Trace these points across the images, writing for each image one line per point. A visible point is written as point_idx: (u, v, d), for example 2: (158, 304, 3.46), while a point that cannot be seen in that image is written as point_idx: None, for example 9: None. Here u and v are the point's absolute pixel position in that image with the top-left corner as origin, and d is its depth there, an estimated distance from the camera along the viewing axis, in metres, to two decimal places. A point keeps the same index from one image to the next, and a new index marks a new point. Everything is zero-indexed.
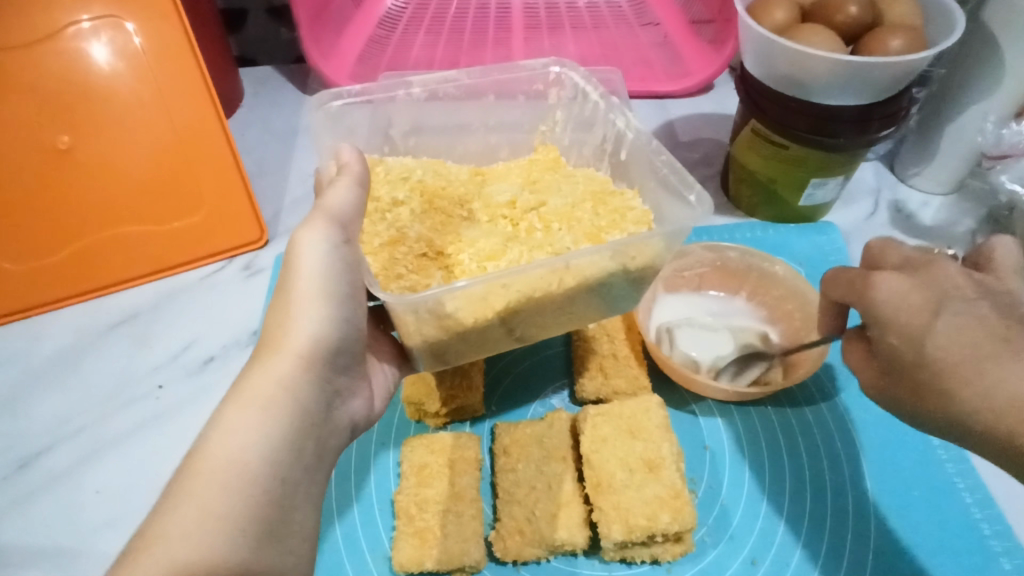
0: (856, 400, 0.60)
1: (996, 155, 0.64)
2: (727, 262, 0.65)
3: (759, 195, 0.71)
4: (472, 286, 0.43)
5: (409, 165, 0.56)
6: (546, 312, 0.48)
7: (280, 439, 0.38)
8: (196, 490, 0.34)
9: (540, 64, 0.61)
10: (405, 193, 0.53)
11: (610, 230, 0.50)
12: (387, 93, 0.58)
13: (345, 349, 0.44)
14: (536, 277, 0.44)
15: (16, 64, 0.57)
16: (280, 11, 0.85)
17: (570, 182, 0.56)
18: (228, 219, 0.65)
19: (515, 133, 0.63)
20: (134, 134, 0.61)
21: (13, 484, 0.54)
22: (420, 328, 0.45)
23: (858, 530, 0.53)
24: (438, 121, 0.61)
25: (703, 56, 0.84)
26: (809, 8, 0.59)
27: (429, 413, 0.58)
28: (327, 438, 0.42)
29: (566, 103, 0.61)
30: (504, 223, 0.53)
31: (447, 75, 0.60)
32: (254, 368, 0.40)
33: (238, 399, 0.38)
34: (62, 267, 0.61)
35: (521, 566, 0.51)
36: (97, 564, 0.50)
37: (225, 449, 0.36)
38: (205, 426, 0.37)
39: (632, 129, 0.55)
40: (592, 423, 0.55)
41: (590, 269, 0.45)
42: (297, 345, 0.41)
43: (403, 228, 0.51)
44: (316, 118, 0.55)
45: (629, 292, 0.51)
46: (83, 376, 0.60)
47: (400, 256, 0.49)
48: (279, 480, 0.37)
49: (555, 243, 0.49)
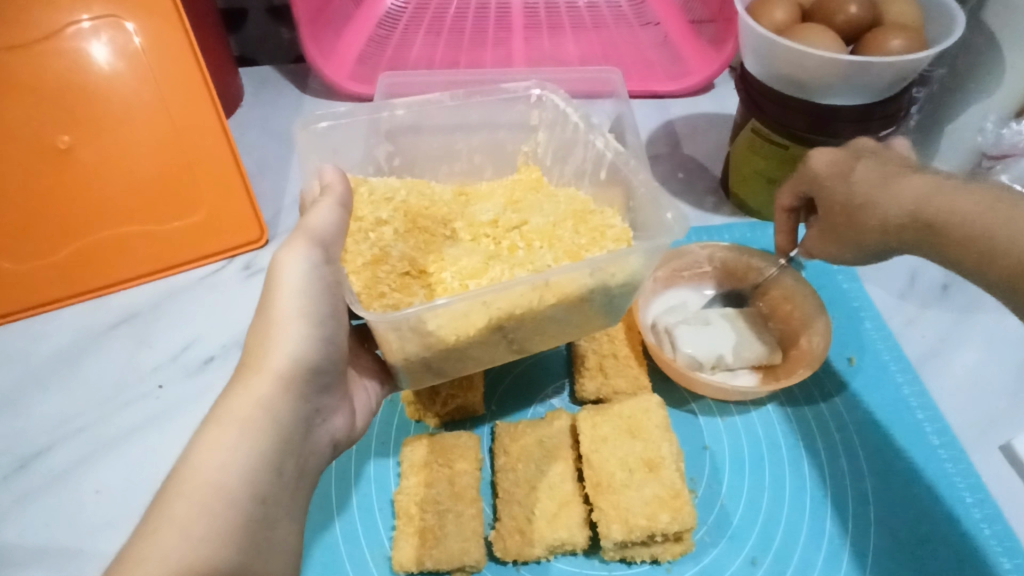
0: (857, 399, 0.60)
1: (996, 155, 0.65)
2: (726, 259, 0.65)
3: (760, 195, 0.70)
4: (454, 304, 0.42)
5: (392, 186, 0.56)
6: (531, 328, 0.48)
7: (258, 459, 0.37)
8: (177, 510, 0.33)
9: (521, 87, 0.60)
10: (389, 212, 0.53)
11: (589, 248, 0.50)
12: (373, 114, 0.58)
13: (326, 368, 0.44)
14: (517, 295, 0.44)
15: (16, 65, 0.56)
16: (280, 11, 0.85)
17: (552, 202, 0.56)
18: (228, 219, 0.65)
19: (498, 153, 0.63)
20: (134, 135, 0.61)
21: (14, 484, 0.54)
22: (403, 345, 0.45)
23: (858, 529, 0.53)
24: (426, 132, 0.61)
25: (702, 55, 0.84)
26: (808, 8, 0.59)
27: (430, 411, 0.58)
28: (306, 457, 0.42)
29: (548, 125, 0.61)
30: (487, 241, 0.53)
31: (430, 98, 0.59)
32: (233, 389, 0.40)
33: (216, 421, 0.38)
34: (62, 267, 0.61)
35: (521, 566, 0.52)
36: (96, 564, 0.50)
37: (201, 470, 0.35)
38: (188, 446, 0.37)
39: (611, 149, 0.56)
40: (592, 423, 0.55)
41: (569, 286, 0.45)
42: (277, 365, 0.41)
43: (387, 247, 0.51)
44: (300, 140, 0.55)
45: (614, 306, 0.51)
46: (84, 376, 0.60)
47: (383, 275, 0.49)
48: (258, 496, 0.37)
49: (535, 261, 0.50)
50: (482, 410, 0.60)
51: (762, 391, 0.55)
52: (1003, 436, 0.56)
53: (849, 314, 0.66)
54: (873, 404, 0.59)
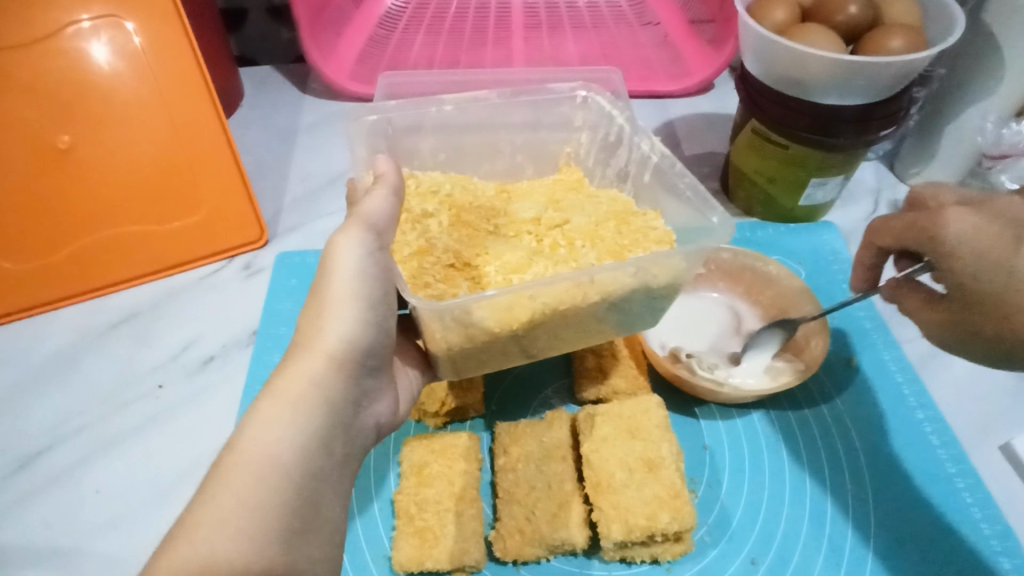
0: (856, 397, 0.60)
1: (996, 155, 0.64)
2: (720, 264, 0.65)
3: (759, 196, 0.71)
4: (500, 295, 0.43)
5: (437, 180, 0.56)
6: (567, 326, 0.48)
7: (310, 435, 0.37)
8: (231, 482, 0.33)
9: (567, 88, 0.61)
10: (435, 206, 0.53)
11: (633, 248, 0.50)
12: (421, 110, 0.58)
13: (376, 351, 0.44)
14: (561, 290, 0.44)
15: (16, 64, 0.56)
16: (280, 11, 0.85)
17: (593, 203, 0.56)
18: (229, 220, 0.66)
19: (541, 154, 0.63)
20: (134, 135, 0.60)
21: (12, 484, 0.54)
22: (446, 335, 0.45)
23: (858, 525, 0.53)
24: (466, 132, 0.61)
25: (701, 55, 0.84)
26: (808, 8, 0.59)
27: (430, 413, 0.58)
28: (352, 441, 0.41)
29: (592, 126, 0.62)
30: (529, 238, 0.52)
31: (478, 95, 0.60)
32: (285, 368, 0.40)
33: (271, 395, 0.38)
34: (63, 266, 0.61)
35: (521, 566, 0.52)
36: (95, 565, 0.50)
37: (257, 442, 0.35)
38: (241, 420, 0.37)
39: (657, 152, 0.55)
40: (591, 423, 0.55)
41: (614, 285, 0.45)
42: (329, 345, 0.41)
43: (432, 238, 0.51)
44: (352, 131, 0.55)
45: (650, 309, 0.50)
46: (83, 376, 0.60)
47: (428, 266, 0.49)
48: (310, 472, 0.36)
49: (579, 259, 0.49)
50: (480, 411, 0.60)
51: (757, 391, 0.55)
52: (1003, 436, 0.56)
53: (849, 314, 0.66)
54: (874, 404, 0.60)
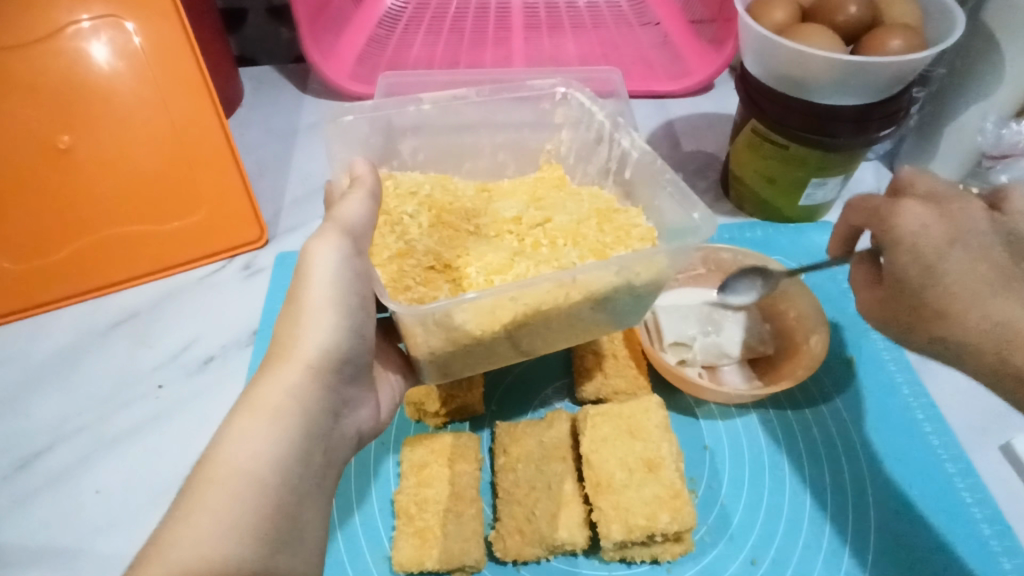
0: (856, 399, 0.60)
1: (996, 155, 0.64)
2: (721, 263, 0.65)
3: (758, 197, 0.71)
4: (482, 298, 0.42)
5: (417, 180, 0.56)
6: (552, 326, 0.48)
7: (288, 446, 0.37)
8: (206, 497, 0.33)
9: (548, 84, 0.60)
10: (414, 207, 0.53)
11: (615, 246, 0.50)
12: (400, 108, 0.58)
13: (352, 359, 0.44)
14: (543, 291, 0.44)
15: (16, 64, 0.56)
16: (280, 12, 0.85)
17: (575, 200, 0.56)
18: (228, 220, 0.66)
19: (522, 150, 0.63)
20: (133, 135, 0.60)
21: (13, 484, 0.54)
22: (428, 339, 0.45)
23: (859, 529, 0.53)
24: (461, 131, 0.61)
25: (702, 56, 0.84)
26: (809, 8, 0.59)
27: (430, 413, 0.58)
28: (332, 449, 0.41)
29: (573, 124, 0.61)
30: (511, 238, 0.53)
31: (456, 94, 0.60)
32: (261, 378, 0.40)
33: (248, 406, 0.38)
34: (62, 266, 0.61)
35: (521, 566, 0.52)
36: (96, 564, 0.50)
37: (232, 455, 0.35)
38: (215, 434, 0.37)
39: (637, 148, 0.55)
40: (592, 423, 0.55)
41: (597, 284, 0.45)
42: (307, 354, 0.41)
43: (412, 241, 0.51)
44: (328, 131, 0.55)
45: (635, 306, 0.51)
46: (83, 377, 0.60)
47: (409, 268, 0.49)
48: (286, 481, 0.36)
49: (561, 259, 0.49)
50: (482, 410, 0.60)
51: (761, 391, 0.54)
52: (1004, 436, 0.56)
53: (849, 318, 0.66)
54: (874, 407, 0.59)
